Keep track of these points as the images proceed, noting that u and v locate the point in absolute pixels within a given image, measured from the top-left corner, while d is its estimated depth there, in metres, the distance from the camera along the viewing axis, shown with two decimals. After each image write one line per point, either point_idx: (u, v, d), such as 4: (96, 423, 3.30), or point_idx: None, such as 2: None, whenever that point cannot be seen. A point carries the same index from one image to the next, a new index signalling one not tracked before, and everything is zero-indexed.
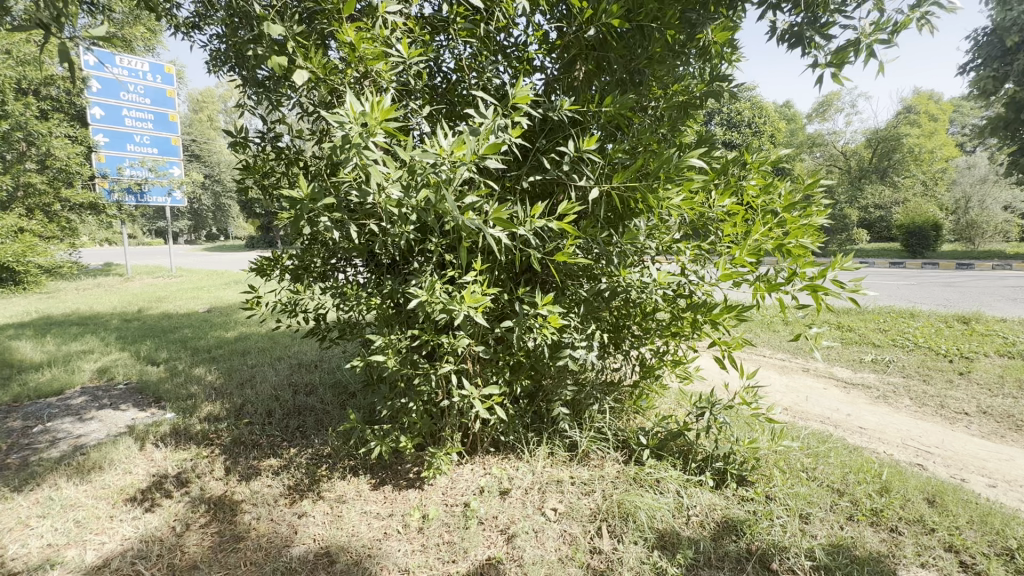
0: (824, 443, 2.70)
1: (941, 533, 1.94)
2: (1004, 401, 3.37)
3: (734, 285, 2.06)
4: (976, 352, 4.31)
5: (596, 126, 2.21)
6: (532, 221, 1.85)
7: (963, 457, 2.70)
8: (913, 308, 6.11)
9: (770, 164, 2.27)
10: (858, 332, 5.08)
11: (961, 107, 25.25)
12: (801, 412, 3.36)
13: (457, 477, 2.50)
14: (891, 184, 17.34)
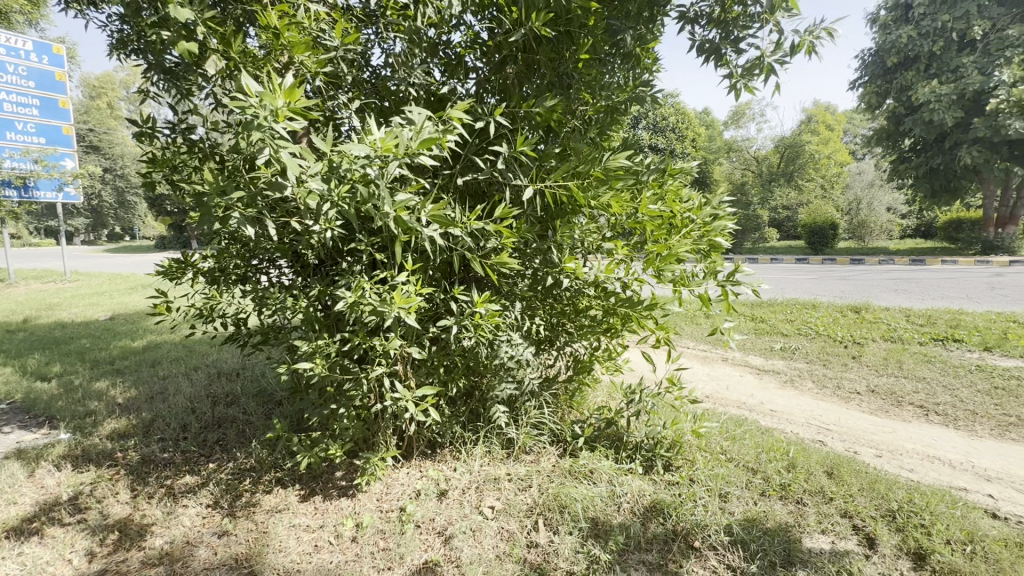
0: (740, 426, 2.92)
1: (838, 501, 2.14)
2: (887, 380, 3.80)
3: (658, 281, 2.18)
4: (865, 337, 4.85)
5: (527, 126, 2.24)
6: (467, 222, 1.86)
7: (855, 432, 3.01)
8: (814, 300, 6.76)
9: (689, 167, 2.42)
10: (770, 323, 5.55)
11: (853, 119, 28.22)
12: (720, 398, 3.61)
13: (393, 481, 2.45)
14: (796, 187, 19.00)
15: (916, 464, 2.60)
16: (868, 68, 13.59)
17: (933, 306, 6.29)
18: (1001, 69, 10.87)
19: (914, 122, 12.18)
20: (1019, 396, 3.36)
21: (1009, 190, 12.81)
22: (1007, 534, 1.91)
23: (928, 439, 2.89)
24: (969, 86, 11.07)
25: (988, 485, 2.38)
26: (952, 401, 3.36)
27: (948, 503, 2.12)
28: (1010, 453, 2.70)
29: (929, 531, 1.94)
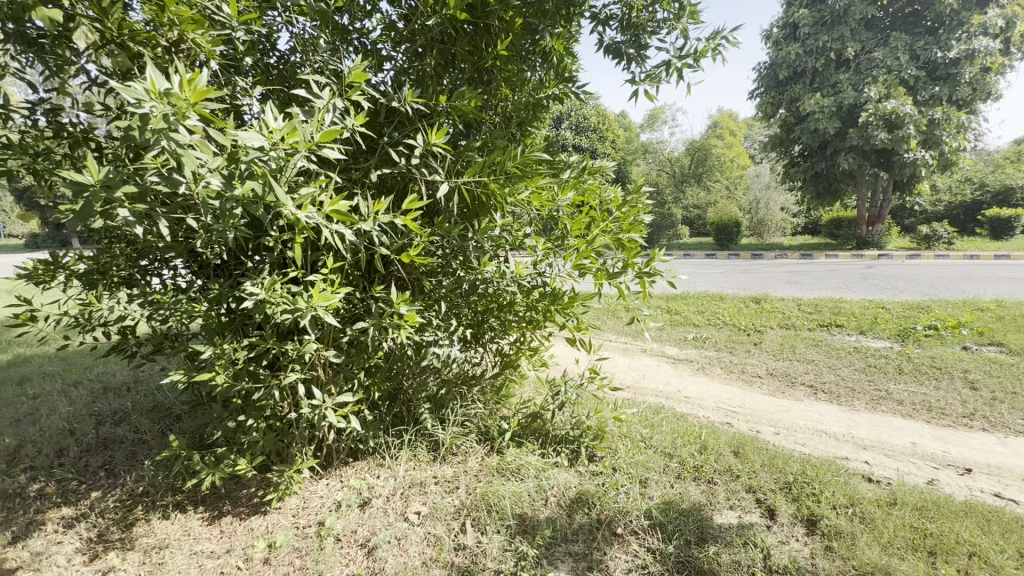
0: (658, 413, 3.08)
1: (744, 478, 2.32)
2: (784, 363, 4.19)
3: (580, 277, 2.23)
4: (764, 325, 5.31)
5: (447, 121, 2.19)
6: (373, 216, 1.76)
7: (757, 413, 3.29)
8: (721, 292, 7.30)
9: (606, 165, 2.50)
10: (683, 314, 5.92)
11: (752, 126, 30.91)
12: (640, 388, 3.79)
13: (311, 494, 2.31)
14: (704, 187, 20.43)
15: (808, 438, 2.89)
16: (764, 80, 14.91)
17: (820, 295, 7.03)
18: (869, 86, 12.38)
19: (802, 130, 13.55)
20: (888, 373, 3.84)
21: (877, 193, 14.64)
22: (879, 494, 2.15)
23: (817, 416, 3.21)
24: (846, 100, 12.51)
25: (864, 453, 2.69)
26: (835, 380, 3.77)
27: (834, 472, 2.36)
28: (882, 423, 3.07)
29: (818, 498, 2.15)
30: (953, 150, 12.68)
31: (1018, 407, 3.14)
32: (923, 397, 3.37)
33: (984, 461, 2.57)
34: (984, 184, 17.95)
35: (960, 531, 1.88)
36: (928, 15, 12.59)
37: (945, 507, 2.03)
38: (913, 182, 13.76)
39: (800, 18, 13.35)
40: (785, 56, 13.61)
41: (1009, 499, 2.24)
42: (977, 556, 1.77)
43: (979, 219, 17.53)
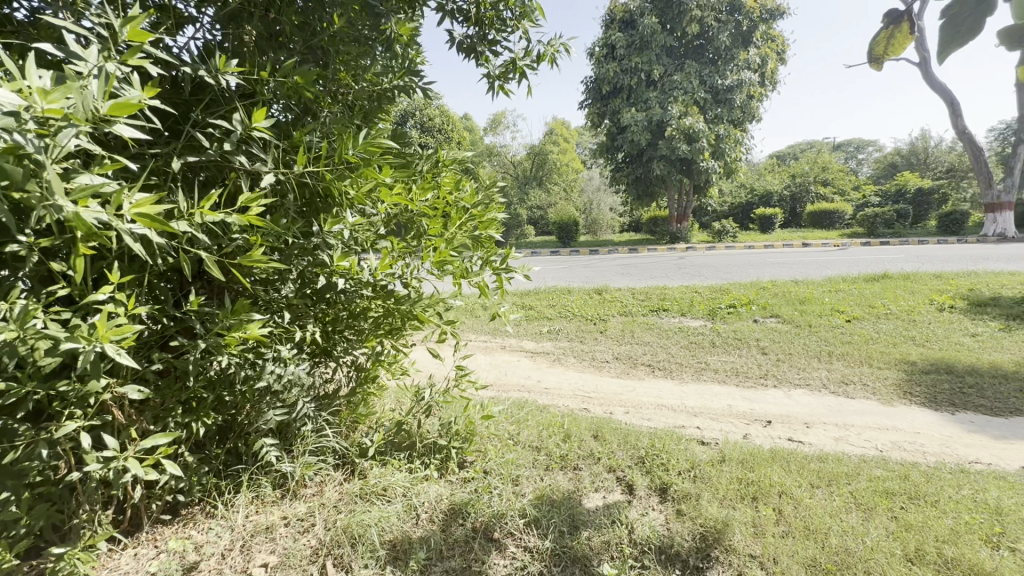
0: (522, 408, 3.14)
1: (605, 459, 2.48)
2: (626, 347, 4.64)
3: (439, 277, 2.13)
4: (607, 314, 5.84)
5: (276, 102, 1.88)
6: (202, 214, 1.42)
7: (608, 395, 3.57)
8: (568, 286, 7.85)
9: (459, 160, 2.44)
10: (537, 309, 6.20)
11: (583, 135, 34.20)
12: (503, 385, 3.84)
13: (110, 573, 1.80)
14: (545, 189, 21.89)
15: (651, 413, 3.23)
16: (590, 93, 16.51)
17: (648, 284, 8.01)
18: (672, 104, 14.52)
19: (624, 139, 15.34)
20: (705, 347, 4.51)
21: (682, 195, 17.32)
22: (711, 454, 2.46)
23: (657, 392, 3.61)
24: (656, 115, 14.51)
25: (696, 419, 3.10)
26: (667, 357, 4.30)
27: (676, 441, 2.65)
28: (705, 391, 3.57)
29: (667, 466, 2.38)
30: (733, 161, 15.58)
31: (794, 364, 3.94)
32: (731, 364, 4.02)
33: (779, 412, 3.15)
34: (754, 189, 22.50)
35: (772, 475, 2.23)
36: (710, 48, 15.23)
37: (759, 457, 2.41)
38: (707, 186, 16.61)
39: (616, 40, 15.06)
40: (606, 73, 15.24)
41: (799, 441, 2.76)
42: (785, 494, 2.11)
43: (752, 216, 21.92)
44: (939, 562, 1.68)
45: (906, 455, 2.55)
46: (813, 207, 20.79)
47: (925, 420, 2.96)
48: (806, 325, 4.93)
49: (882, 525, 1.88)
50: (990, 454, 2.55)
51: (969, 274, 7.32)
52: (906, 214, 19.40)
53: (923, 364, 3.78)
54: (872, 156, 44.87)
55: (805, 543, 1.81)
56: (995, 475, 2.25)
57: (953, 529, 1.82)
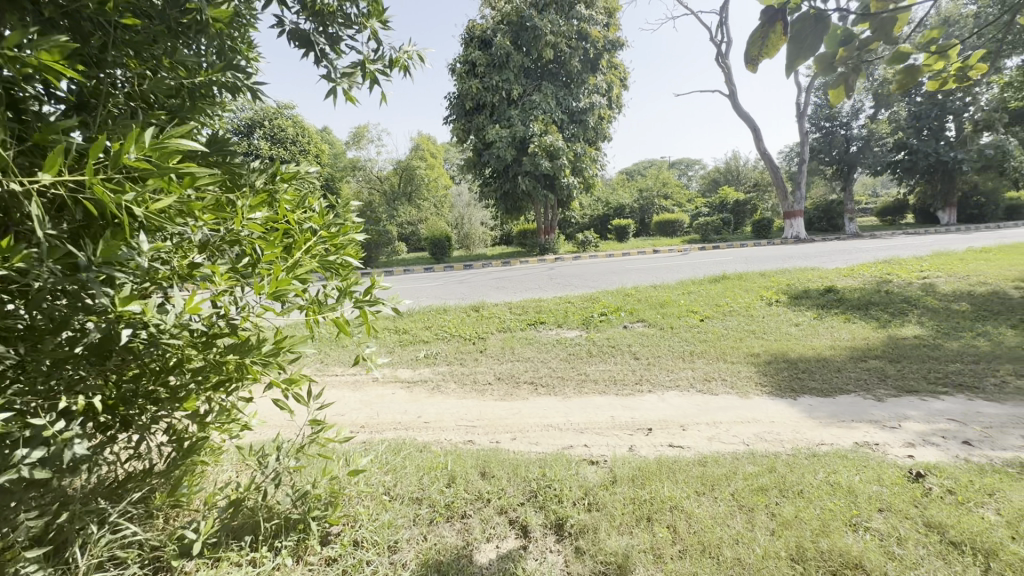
0: (399, 452, 2.80)
1: (495, 501, 2.29)
2: (507, 366, 4.53)
3: (282, 313, 1.72)
4: (486, 332, 5.72)
5: (19, 89, 1.33)
6: None
7: (494, 422, 3.39)
8: (445, 304, 7.61)
9: (303, 174, 2.06)
10: (412, 332, 5.85)
11: (450, 150, 34.45)
12: (376, 425, 3.45)
13: None
14: (415, 206, 21.47)
15: (538, 436, 3.12)
16: (455, 109, 16.57)
17: (524, 297, 8.12)
18: (533, 122, 15.17)
19: (490, 155, 15.66)
20: (583, 357, 4.59)
21: (548, 209, 18.23)
22: (603, 476, 2.41)
23: (542, 411, 3.53)
24: (519, 132, 15.03)
25: (582, 436, 3.06)
26: (548, 373, 4.27)
27: (566, 466, 2.56)
28: (588, 404, 3.59)
29: (560, 498, 2.26)
30: (591, 177, 16.83)
31: (663, 366, 4.18)
32: (609, 373, 4.13)
33: (656, 418, 3.26)
34: (609, 202, 24.60)
35: (662, 490, 2.23)
36: (563, 71, 16.26)
37: (646, 470, 2.43)
38: (569, 201, 17.69)
39: (476, 58, 15.32)
40: (468, 89, 15.37)
41: (678, 446, 2.86)
42: (676, 508, 2.11)
43: (610, 227, 23.92)
44: (818, 556, 1.77)
45: (768, 446, 2.77)
46: (659, 218, 23.43)
47: (775, 409, 3.29)
48: (668, 328, 5.32)
49: (764, 525, 1.95)
50: (830, 434, 2.89)
51: (783, 272, 8.67)
52: (729, 222, 22.83)
53: (765, 355, 4.26)
54: (699, 172, 52.30)
55: (701, 560, 1.79)
56: (839, 456, 2.53)
57: (821, 518, 1.96)
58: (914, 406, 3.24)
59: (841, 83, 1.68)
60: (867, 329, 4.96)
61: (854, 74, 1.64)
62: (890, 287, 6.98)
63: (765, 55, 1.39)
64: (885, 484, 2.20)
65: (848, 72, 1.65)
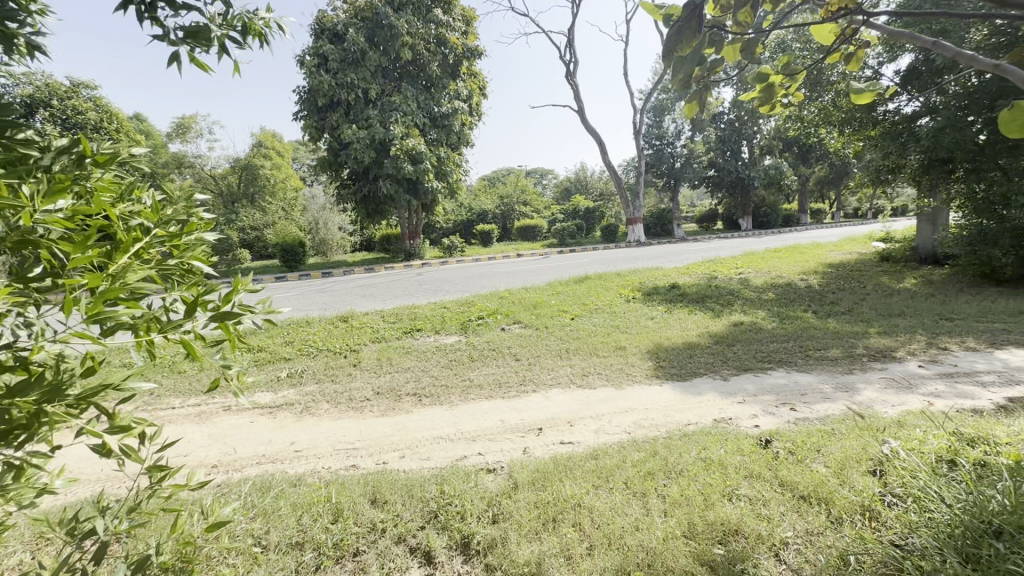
0: (269, 491, 2.42)
1: (390, 530, 2.13)
2: (385, 379, 4.23)
3: (105, 337, 1.24)
4: (358, 343, 5.30)
5: None
6: None
7: (377, 441, 3.14)
8: (306, 316, 6.89)
9: (128, 158, 1.56)
10: (270, 350, 5.17)
11: (298, 150, 31.78)
12: (233, 463, 2.94)
13: None
14: (260, 209, 19.26)
15: (429, 450, 2.96)
16: (305, 104, 15.19)
17: (395, 304, 7.75)
18: (394, 124, 14.67)
19: (347, 156, 14.74)
20: (465, 363, 4.51)
21: (412, 214, 17.84)
22: (503, 484, 2.41)
23: (429, 422, 3.37)
24: (378, 133, 14.40)
25: (475, 444, 2.98)
26: (431, 382, 4.09)
27: (463, 478, 2.49)
28: (476, 410, 3.52)
29: (463, 515, 2.19)
30: (455, 182, 16.90)
31: (544, 366, 4.30)
32: (494, 377, 4.11)
33: (545, 418, 3.32)
34: (472, 208, 24.99)
35: (563, 491, 2.28)
36: (423, 75, 16.04)
37: (544, 473, 2.47)
38: (434, 205, 17.52)
39: (328, 51, 14.28)
40: (320, 85, 14.25)
41: (569, 442, 2.94)
42: (579, 505, 2.18)
43: (474, 232, 24.29)
44: (706, 528, 1.96)
45: (647, 432, 3.01)
46: (520, 223, 24.55)
47: (647, 396, 3.58)
48: (543, 327, 5.51)
49: (657, 508, 2.12)
50: (695, 414, 3.23)
51: (634, 272, 9.62)
52: (581, 228, 24.85)
53: (631, 348, 4.64)
54: (553, 181, 56.05)
55: (608, 554, 1.87)
56: (705, 433, 2.84)
57: (703, 493, 2.19)
58: (751, 382, 3.81)
59: (694, 98, 1.84)
60: (706, 319, 5.73)
61: (705, 91, 1.81)
62: (716, 282, 8.21)
63: None
64: (745, 453, 2.53)
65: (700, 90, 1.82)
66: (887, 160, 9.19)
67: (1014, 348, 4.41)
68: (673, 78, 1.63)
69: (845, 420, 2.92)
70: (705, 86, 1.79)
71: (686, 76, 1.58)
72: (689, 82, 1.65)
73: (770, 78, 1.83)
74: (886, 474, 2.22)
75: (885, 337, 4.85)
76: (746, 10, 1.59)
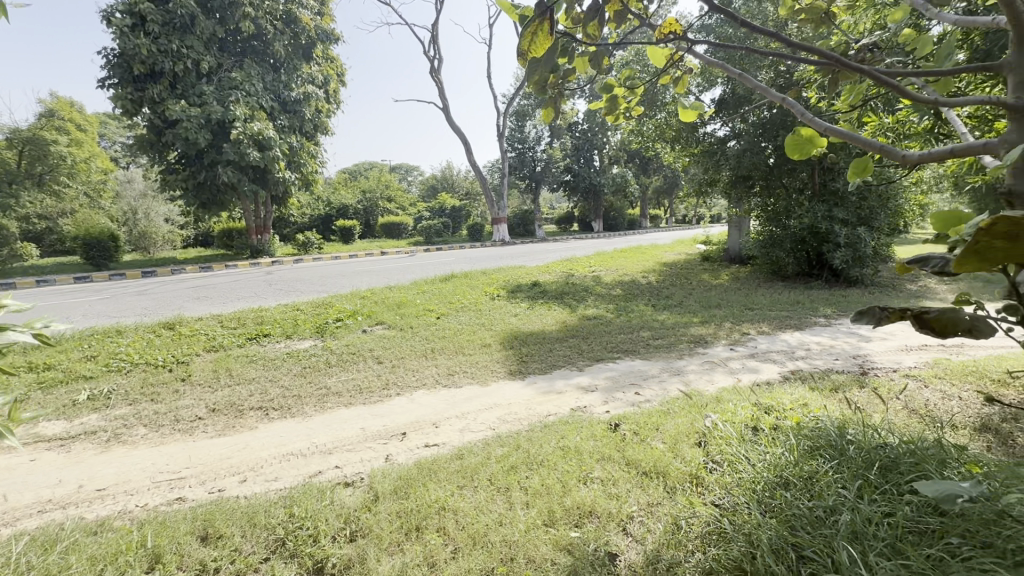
0: (56, 546, 1.95)
1: (228, 567, 1.86)
2: (223, 393, 3.71)
3: None
4: (188, 354, 4.57)
5: None
6: None
7: (211, 465, 2.74)
8: (117, 324, 5.75)
9: None
10: (63, 368, 4.20)
11: (106, 124, 26.41)
12: (4, 514, 2.32)
13: None
14: (51, 193, 15.26)
15: (277, 469, 2.67)
16: (115, 69, 12.69)
17: (237, 307, 6.87)
18: (234, 104, 12.98)
19: (173, 136, 12.66)
20: (321, 369, 4.17)
21: (259, 206, 16.05)
22: (362, 497, 2.27)
23: (277, 438, 3.04)
24: (214, 113, 12.60)
25: (331, 457, 2.77)
26: (280, 393, 3.69)
27: (317, 496, 2.29)
28: (333, 420, 3.27)
29: (316, 538, 2.01)
30: (309, 172, 15.59)
31: (408, 367, 4.18)
32: (353, 383, 3.86)
33: (409, 421, 3.21)
34: (331, 202, 23.37)
35: (426, 495, 2.24)
36: (269, 53, 14.47)
37: (407, 479, 2.39)
38: (285, 197, 15.97)
39: (146, 11, 12.10)
40: (135, 49, 11.98)
41: (434, 444, 2.89)
42: (443, 509, 2.15)
43: (333, 227, 22.73)
44: (564, 514, 2.08)
45: (510, 426, 3.09)
46: (384, 219, 23.66)
47: (511, 391, 3.69)
48: (408, 327, 5.36)
49: (520, 500, 2.18)
50: (554, 405, 3.42)
51: (498, 270, 9.89)
52: (448, 226, 24.81)
53: (495, 344, 4.75)
54: (419, 178, 55.06)
55: (473, 554, 1.87)
56: (562, 422, 3.01)
57: (561, 480, 2.31)
58: (601, 370, 4.16)
59: (550, 103, 1.93)
60: (563, 314, 6.11)
61: (559, 98, 1.91)
62: (573, 279, 8.81)
63: (528, 52, 1.48)
64: (597, 438, 2.74)
65: (555, 96, 1.91)
66: (706, 174, 10.80)
67: (793, 331, 5.51)
68: (530, 82, 1.67)
69: (677, 399, 3.34)
70: (559, 93, 1.88)
71: (541, 79, 1.63)
72: (544, 87, 1.71)
73: (614, 90, 1.99)
74: (708, 444, 2.59)
75: (706, 325, 5.69)
76: (593, 24, 1.68)
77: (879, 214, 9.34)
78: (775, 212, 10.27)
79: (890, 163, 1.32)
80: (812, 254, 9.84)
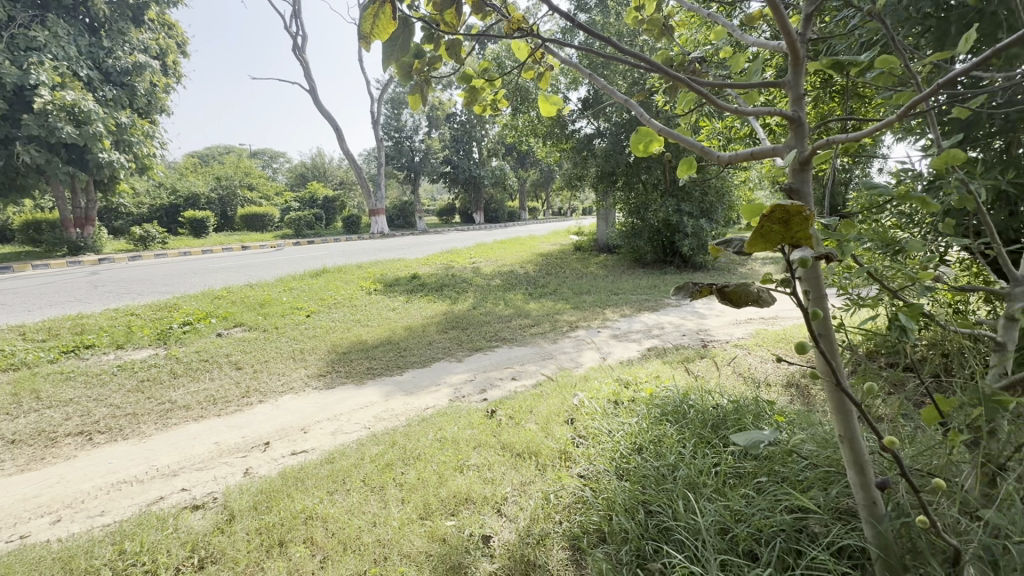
0: None
1: None
2: (28, 420, 3.06)
3: None
4: None
5: None
6: None
7: (12, 508, 2.26)
8: None
9: None
10: None
11: None
12: None
13: None
14: None
15: (105, 502, 2.29)
16: None
17: (48, 316, 5.69)
18: (34, 68, 10.63)
19: None
20: (162, 382, 3.63)
21: (77, 194, 13.39)
22: (214, 519, 2.04)
23: (107, 465, 2.60)
24: (5, 77, 10.19)
25: (177, 479, 2.45)
26: (109, 413, 3.16)
27: (157, 525, 2.01)
28: (179, 437, 2.88)
29: (154, 572, 1.77)
30: (144, 156, 13.40)
31: (273, 371, 3.85)
32: (205, 394, 3.43)
33: (273, 429, 2.97)
34: (176, 190, 20.40)
35: (292, 506, 2.09)
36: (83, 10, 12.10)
37: (269, 491, 2.21)
38: (113, 183, 13.54)
39: None
40: None
41: (302, 451, 2.70)
42: (310, 518, 2.02)
43: (180, 219, 19.85)
44: (439, 505, 2.09)
45: (386, 424, 3.01)
46: (244, 210, 21.29)
47: (388, 388, 3.59)
48: (273, 328, 4.92)
49: (394, 498, 2.14)
50: (432, 398, 3.40)
51: (375, 263, 9.49)
52: (320, 218, 23.13)
53: (371, 341, 4.57)
54: (285, 166, 50.50)
55: (342, 560, 1.79)
56: (440, 414, 3.01)
57: (437, 472, 2.31)
58: (480, 360, 4.24)
59: (416, 90, 1.87)
60: (443, 306, 6.08)
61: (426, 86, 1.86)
62: (454, 271, 8.82)
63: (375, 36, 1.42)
64: (474, 426, 2.79)
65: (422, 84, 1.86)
66: (576, 169, 11.50)
67: (650, 312, 6.15)
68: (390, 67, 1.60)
69: (549, 382, 3.53)
70: (425, 81, 1.83)
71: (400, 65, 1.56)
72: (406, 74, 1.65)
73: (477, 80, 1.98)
74: (576, 421, 2.78)
75: (576, 312, 6.07)
76: (450, 11, 1.64)
77: (717, 208, 10.78)
78: (636, 205, 11.29)
79: (709, 162, 1.50)
80: (667, 244, 11.03)
